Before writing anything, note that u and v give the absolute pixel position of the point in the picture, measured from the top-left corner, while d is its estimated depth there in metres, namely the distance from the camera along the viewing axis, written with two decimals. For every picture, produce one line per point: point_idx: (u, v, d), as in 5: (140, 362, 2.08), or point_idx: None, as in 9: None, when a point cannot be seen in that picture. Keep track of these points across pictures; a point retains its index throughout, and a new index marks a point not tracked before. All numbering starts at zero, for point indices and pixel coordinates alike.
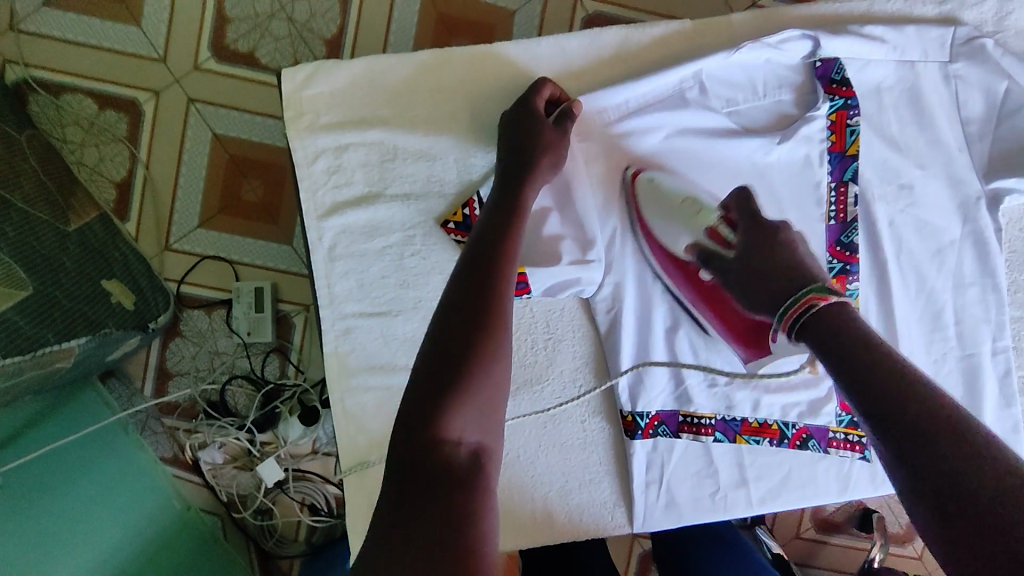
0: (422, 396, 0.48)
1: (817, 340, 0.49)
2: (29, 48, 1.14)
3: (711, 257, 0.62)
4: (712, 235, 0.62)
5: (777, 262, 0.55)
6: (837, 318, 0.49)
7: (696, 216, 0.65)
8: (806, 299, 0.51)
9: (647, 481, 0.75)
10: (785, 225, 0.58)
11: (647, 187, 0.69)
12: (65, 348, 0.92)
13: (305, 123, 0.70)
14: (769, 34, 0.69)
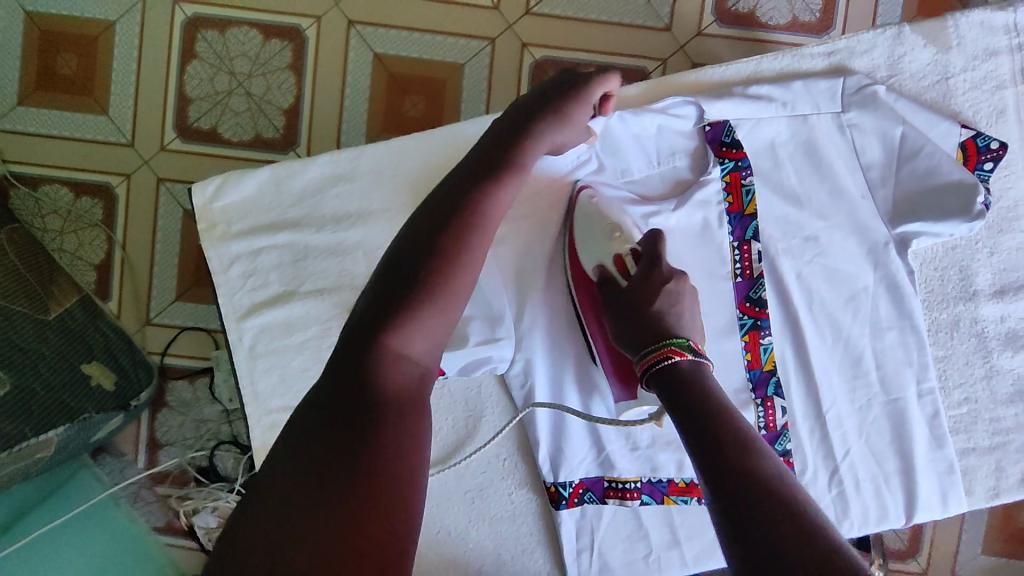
0: (369, 321, 0.49)
1: (663, 389, 0.55)
2: (7, 145, 1.21)
3: (609, 283, 0.65)
4: (617, 262, 0.65)
5: (649, 315, 0.59)
6: (683, 375, 0.54)
7: (612, 238, 0.66)
8: (665, 351, 0.56)
9: (578, 549, 0.76)
10: (677, 278, 0.62)
11: (585, 208, 0.69)
12: (42, 441, 0.97)
13: (218, 234, 0.74)
14: (655, 103, 0.72)
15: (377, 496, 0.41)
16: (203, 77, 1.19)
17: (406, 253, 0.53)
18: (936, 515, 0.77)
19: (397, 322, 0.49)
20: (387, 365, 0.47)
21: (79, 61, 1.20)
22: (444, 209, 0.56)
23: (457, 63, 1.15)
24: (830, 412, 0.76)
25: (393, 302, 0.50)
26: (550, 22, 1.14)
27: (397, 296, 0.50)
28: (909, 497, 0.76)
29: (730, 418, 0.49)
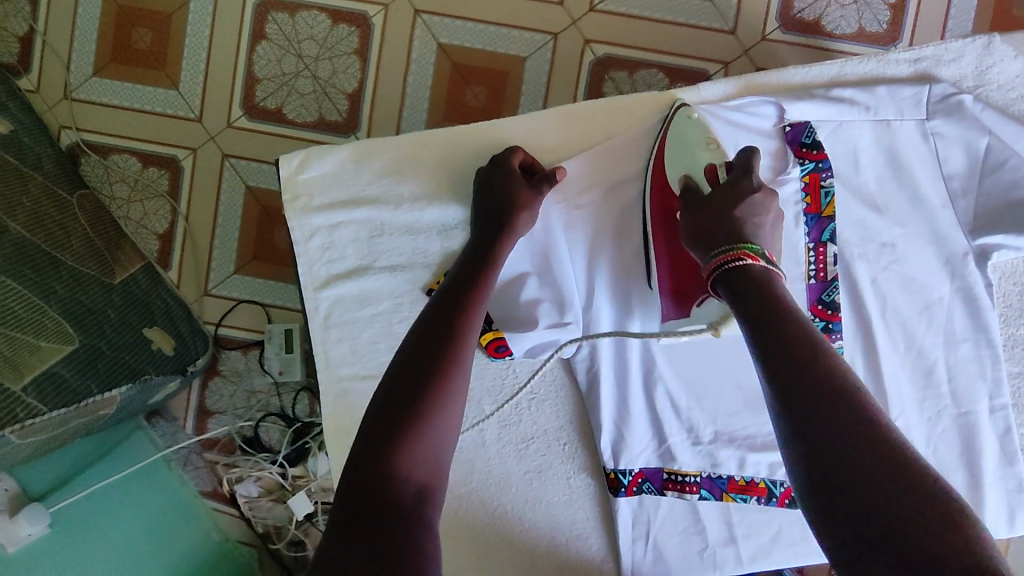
0: (398, 390, 0.54)
1: (735, 296, 0.51)
2: (81, 115, 1.26)
3: (693, 190, 0.62)
4: (709, 171, 0.62)
5: (729, 218, 0.56)
6: (759, 280, 0.51)
7: (709, 148, 0.65)
8: (738, 253, 0.52)
9: (633, 537, 0.77)
10: (767, 189, 0.58)
11: (683, 122, 0.68)
12: (108, 398, 1.00)
13: (301, 205, 0.76)
14: (734, 101, 0.74)
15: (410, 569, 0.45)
16: (271, 58, 1.22)
17: (410, 360, 0.56)
18: (1003, 532, 0.76)
19: (408, 430, 0.52)
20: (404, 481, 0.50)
21: (154, 38, 1.25)
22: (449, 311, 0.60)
23: (521, 55, 1.17)
24: (898, 421, 0.75)
25: (404, 410, 0.52)
26: (614, 19, 1.14)
27: (403, 397, 0.53)
28: (976, 512, 0.76)
29: (802, 331, 0.47)
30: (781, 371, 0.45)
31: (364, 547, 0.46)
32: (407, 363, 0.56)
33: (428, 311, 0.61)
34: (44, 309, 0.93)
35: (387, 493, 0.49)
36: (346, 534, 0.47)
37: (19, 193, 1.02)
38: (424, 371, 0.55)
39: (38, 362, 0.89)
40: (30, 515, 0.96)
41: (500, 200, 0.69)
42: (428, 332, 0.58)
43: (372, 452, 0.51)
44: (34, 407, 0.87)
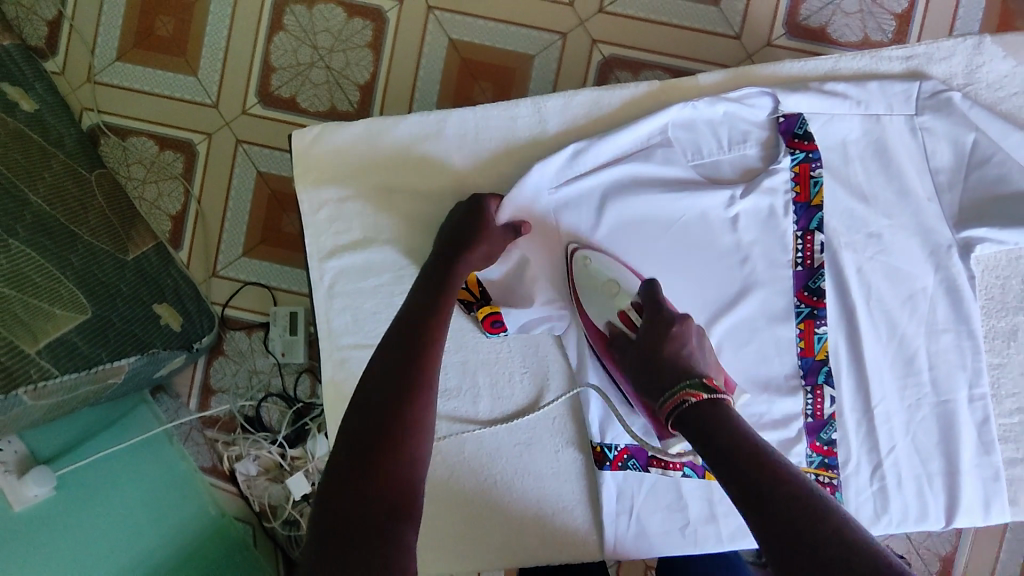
0: (376, 404, 0.60)
1: (688, 433, 0.60)
2: (103, 97, 1.31)
3: (619, 339, 0.71)
4: (623, 318, 0.72)
5: (664, 358, 0.65)
6: (701, 401, 0.60)
7: (614, 296, 0.73)
8: (682, 394, 0.61)
9: (617, 511, 0.79)
10: (682, 318, 0.67)
11: (581, 267, 0.74)
12: (117, 366, 1.03)
13: (310, 178, 0.79)
14: (732, 92, 0.76)
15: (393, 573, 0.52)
16: (287, 49, 1.26)
17: (377, 382, 0.62)
18: (978, 521, 0.78)
19: (386, 454, 0.57)
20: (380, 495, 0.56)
21: (176, 25, 1.29)
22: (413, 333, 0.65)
23: (529, 53, 1.20)
24: (878, 407, 0.78)
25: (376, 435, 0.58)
26: (622, 21, 1.17)
27: (380, 421, 0.59)
28: (952, 499, 0.78)
29: (746, 438, 0.56)
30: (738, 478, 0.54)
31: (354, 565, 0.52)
32: (373, 388, 0.62)
33: (395, 330, 0.66)
34: (61, 279, 0.97)
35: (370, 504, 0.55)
36: (341, 549, 0.53)
37: (41, 168, 1.07)
38: (393, 393, 0.61)
39: (52, 328, 0.92)
40: (36, 477, 0.99)
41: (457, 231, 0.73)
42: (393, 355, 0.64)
43: (352, 472, 0.57)
44: (46, 369, 0.90)
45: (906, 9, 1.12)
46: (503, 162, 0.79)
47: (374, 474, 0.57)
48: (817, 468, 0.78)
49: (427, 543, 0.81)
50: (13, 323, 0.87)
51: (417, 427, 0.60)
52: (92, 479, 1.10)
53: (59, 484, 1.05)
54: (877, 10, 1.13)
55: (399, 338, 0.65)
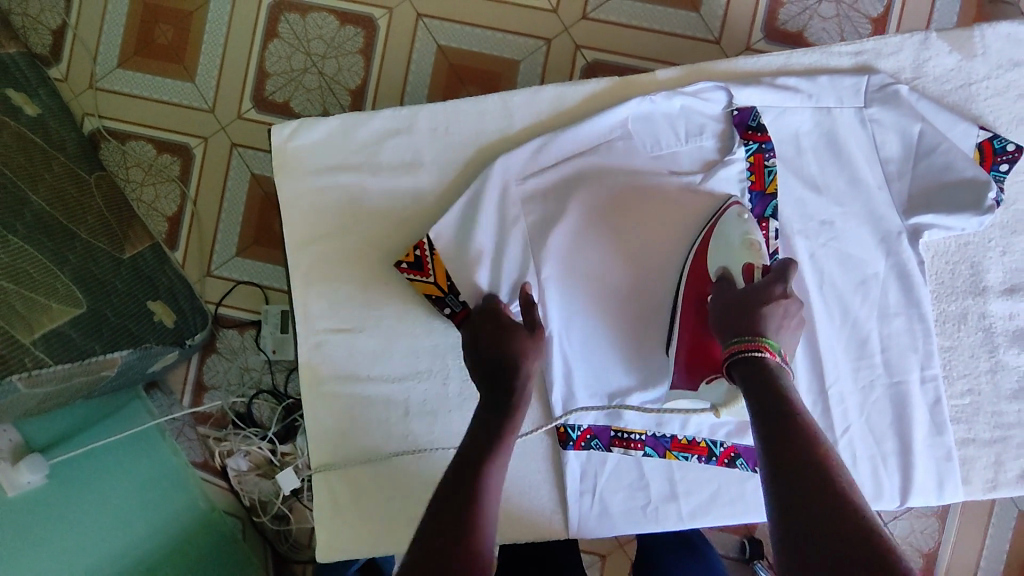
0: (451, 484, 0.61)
1: (745, 377, 0.62)
2: (103, 103, 1.36)
3: (727, 283, 0.71)
4: (746, 270, 0.71)
5: (763, 316, 0.65)
6: (769, 367, 0.62)
7: (750, 251, 0.72)
8: (760, 345, 0.63)
9: (581, 490, 0.82)
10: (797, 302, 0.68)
11: (733, 219, 0.75)
12: (110, 358, 1.05)
13: (289, 169, 0.83)
14: (687, 86, 0.80)
15: None
16: (281, 55, 1.31)
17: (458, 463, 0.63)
18: (931, 500, 0.81)
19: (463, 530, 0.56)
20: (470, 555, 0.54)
21: (175, 34, 1.35)
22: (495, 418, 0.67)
23: (515, 57, 1.25)
24: (833, 388, 0.80)
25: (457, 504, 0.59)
26: (605, 26, 1.22)
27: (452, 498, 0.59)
28: (906, 478, 0.81)
29: (797, 411, 0.58)
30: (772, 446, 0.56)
31: None
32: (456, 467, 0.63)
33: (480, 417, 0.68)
34: (57, 273, 1.00)
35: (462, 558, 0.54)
36: None
37: (43, 170, 1.12)
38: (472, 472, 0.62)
39: (48, 321, 0.95)
40: (30, 463, 1.01)
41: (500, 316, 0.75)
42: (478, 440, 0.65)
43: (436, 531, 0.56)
44: (40, 359, 0.91)
45: (882, 14, 1.17)
46: (473, 154, 0.83)
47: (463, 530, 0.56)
48: None
49: (401, 522, 0.84)
50: (12, 315, 0.89)
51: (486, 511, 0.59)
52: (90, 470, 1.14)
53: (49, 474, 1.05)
54: (854, 15, 1.19)
55: (482, 425, 0.67)
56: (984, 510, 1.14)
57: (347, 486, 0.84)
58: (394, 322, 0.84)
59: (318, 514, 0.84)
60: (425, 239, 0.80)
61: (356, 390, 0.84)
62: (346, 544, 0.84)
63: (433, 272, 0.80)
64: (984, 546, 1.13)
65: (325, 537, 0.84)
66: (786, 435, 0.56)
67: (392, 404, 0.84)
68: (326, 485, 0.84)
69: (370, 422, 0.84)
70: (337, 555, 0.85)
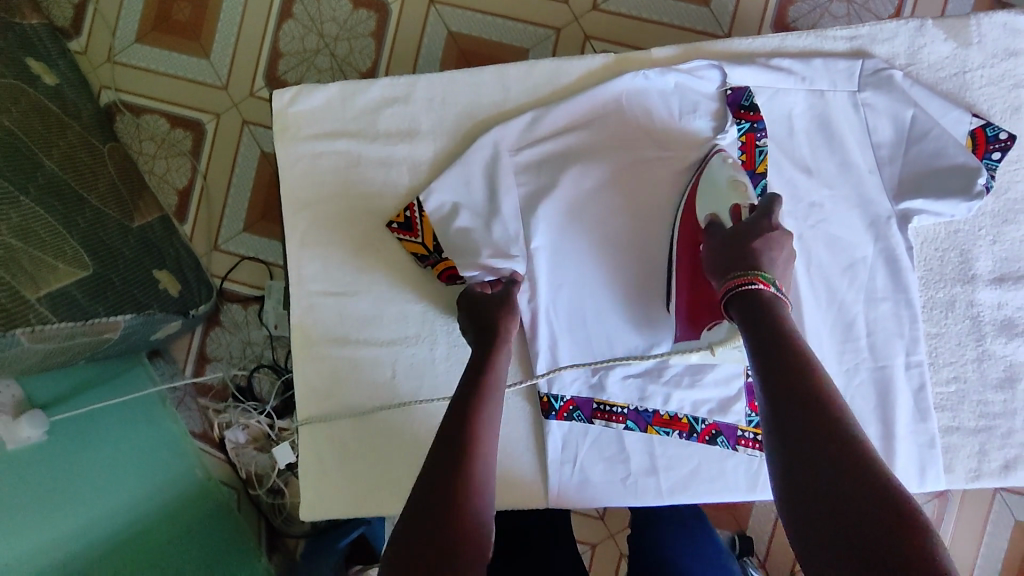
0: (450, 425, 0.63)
1: (744, 314, 0.62)
2: (120, 77, 1.39)
3: (716, 224, 0.71)
4: (733, 211, 0.71)
5: (751, 249, 0.65)
6: (767, 309, 0.61)
7: (734, 193, 0.73)
8: (752, 280, 0.63)
9: (561, 460, 0.83)
10: (785, 232, 0.67)
11: (716, 165, 0.77)
12: (113, 322, 1.05)
13: (289, 134, 0.85)
14: (682, 64, 0.81)
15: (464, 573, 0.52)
16: (295, 35, 1.34)
17: (445, 431, 0.63)
18: (913, 487, 0.81)
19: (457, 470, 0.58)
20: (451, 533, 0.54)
21: (193, 11, 1.38)
22: (474, 392, 0.66)
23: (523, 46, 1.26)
24: None
25: (443, 480, 0.58)
26: (613, 18, 1.23)
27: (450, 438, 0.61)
28: (889, 464, 0.81)
29: (798, 350, 0.57)
30: (777, 407, 0.54)
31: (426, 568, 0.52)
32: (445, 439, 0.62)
33: (465, 383, 0.67)
34: (67, 237, 1.02)
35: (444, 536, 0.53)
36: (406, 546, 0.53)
37: (56, 136, 1.15)
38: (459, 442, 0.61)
39: (53, 280, 0.96)
40: (31, 419, 0.97)
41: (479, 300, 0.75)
42: (460, 411, 0.65)
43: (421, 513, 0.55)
44: (44, 316, 0.92)
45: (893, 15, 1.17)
46: (469, 125, 0.84)
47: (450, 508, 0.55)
48: (752, 427, 0.82)
49: (384, 484, 0.85)
50: (16, 268, 0.90)
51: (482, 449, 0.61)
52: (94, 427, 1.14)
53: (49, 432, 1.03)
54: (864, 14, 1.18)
55: (466, 395, 0.66)
56: (980, 517, 1.12)
57: (333, 446, 0.85)
58: (385, 287, 0.85)
59: (304, 472, 0.86)
60: (416, 201, 0.83)
61: (345, 353, 0.85)
62: (329, 503, 0.86)
63: (422, 232, 0.83)
64: (977, 552, 1.12)
65: (309, 495, 0.86)
66: (792, 396, 0.54)
67: (380, 368, 0.85)
68: (313, 444, 0.86)
69: (358, 384, 0.85)
70: (321, 514, 0.86)
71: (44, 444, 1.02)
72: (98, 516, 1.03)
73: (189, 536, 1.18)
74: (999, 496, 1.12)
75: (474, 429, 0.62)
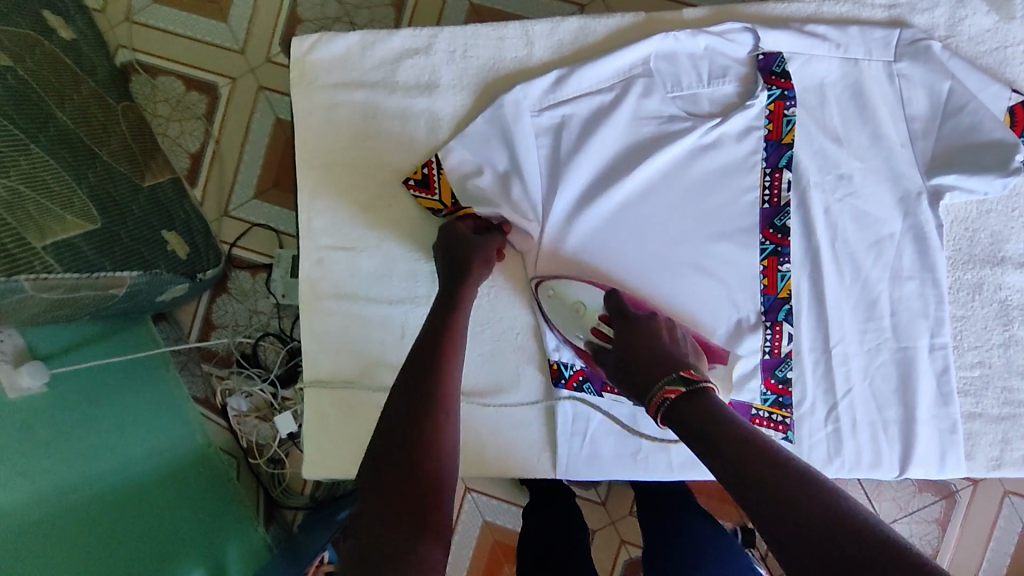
0: (414, 368, 0.68)
1: (678, 422, 0.63)
2: (137, 36, 1.38)
3: (601, 352, 0.75)
4: (597, 333, 0.76)
5: (643, 355, 0.69)
6: (693, 401, 0.63)
7: (582, 317, 0.77)
8: (660, 392, 0.65)
9: (572, 432, 0.82)
10: (649, 316, 0.73)
11: (548, 299, 0.78)
12: (119, 277, 1.02)
13: (306, 83, 0.83)
14: (714, 26, 0.78)
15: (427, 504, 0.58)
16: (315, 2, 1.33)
17: (412, 370, 0.68)
18: (932, 472, 0.79)
19: (423, 411, 0.63)
20: (409, 504, 0.58)
21: None
22: (431, 347, 0.69)
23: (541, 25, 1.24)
24: (837, 348, 0.79)
25: (410, 412, 0.63)
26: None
27: (414, 380, 0.66)
28: (906, 448, 0.79)
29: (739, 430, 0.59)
30: (746, 486, 0.55)
31: (389, 504, 0.58)
32: (400, 402, 0.65)
33: (430, 324, 0.72)
34: (74, 188, 1.00)
35: (403, 501, 0.58)
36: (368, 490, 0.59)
37: (70, 90, 1.13)
38: (415, 406, 0.64)
39: (60, 230, 0.93)
40: (31, 369, 0.93)
41: (467, 236, 0.77)
42: (418, 366, 0.68)
43: (377, 471, 0.60)
44: (50, 264, 0.88)
45: None
46: (489, 84, 0.82)
47: (405, 475, 0.59)
48: (768, 407, 0.79)
49: None
50: (22, 213, 0.87)
51: (446, 386, 0.66)
52: (103, 383, 1.13)
53: (51, 383, 1.00)
54: None
55: (430, 335, 0.71)
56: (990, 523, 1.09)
57: (337, 403, 0.84)
58: (397, 246, 0.83)
59: (306, 429, 0.84)
60: (434, 157, 0.81)
61: (354, 310, 0.84)
62: (331, 461, 0.84)
63: (439, 189, 0.80)
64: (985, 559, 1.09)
65: (311, 453, 0.84)
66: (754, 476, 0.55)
67: (388, 328, 0.84)
68: (317, 401, 0.84)
69: (365, 342, 0.84)
70: (321, 472, 0.85)
71: (46, 395, 0.98)
72: (105, 471, 1.01)
73: (187, 501, 1.16)
74: (1010, 501, 1.09)
75: (441, 369, 0.67)
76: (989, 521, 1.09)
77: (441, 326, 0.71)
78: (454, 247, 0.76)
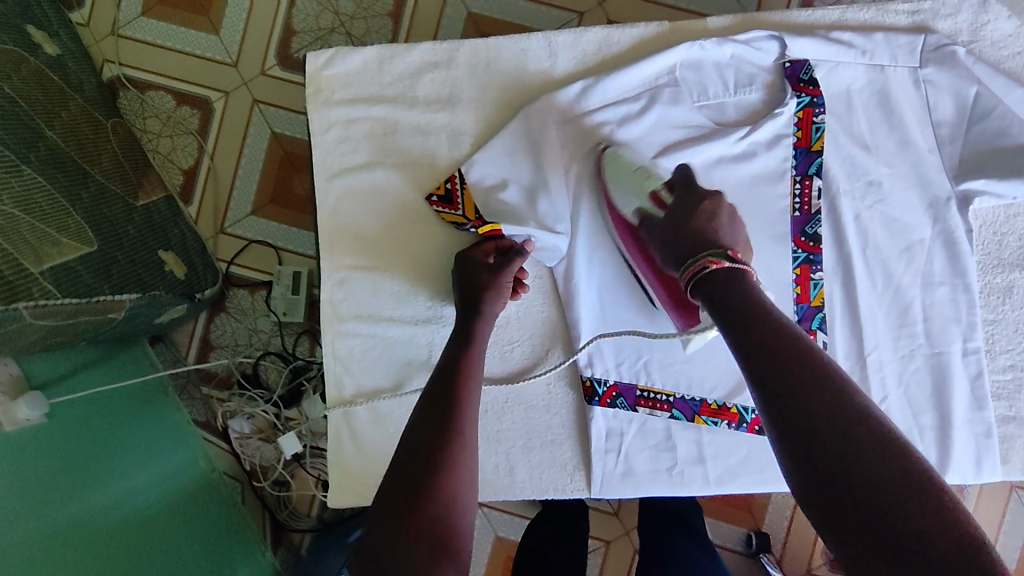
0: (436, 389, 0.65)
1: (708, 297, 0.58)
2: (125, 51, 1.33)
3: (648, 219, 0.70)
4: (654, 199, 0.70)
5: (692, 229, 0.63)
6: (727, 282, 0.58)
7: (645, 181, 0.72)
8: (702, 261, 0.59)
9: (605, 449, 0.80)
10: (716, 195, 0.66)
11: (610, 160, 0.75)
12: (119, 300, 0.97)
13: (322, 99, 0.80)
14: (739, 35, 0.77)
15: (442, 531, 0.54)
16: (309, 13, 1.29)
17: (431, 394, 0.65)
18: (969, 478, 0.78)
19: (443, 433, 0.60)
20: (420, 530, 0.54)
21: None
22: (450, 373, 0.67)
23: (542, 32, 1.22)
24: (872, 355, 0.78)
25: (429, 434, 0.60)
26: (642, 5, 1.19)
27: (435, 402, 0.64)
28: (944, 453, 0.78)
29: (769, 321, 0.53)
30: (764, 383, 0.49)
31: (401, 529, 0.54)
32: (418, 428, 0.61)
33: (450, 350, 0.70)
34: (70, 211, 0.96)
35: (417, 525, 0.54)
36: (379, 514, 0.56)
37: (60, 108, 1.09)
38: (434, 431, 0.60)
39: (57, 254, 0.89)
40: (30, 401, 0.88)
41: (483, 265, 0.75)
42: (438, 393, 0.65)
43: (393, 495, 0.57)
44: (48, 290, 0.84)
45: None
46: (511, 97, 0.81)
47: (417, 499, 0.56)
48: None
49: None
50: (17, 239, 0.83)
51: (469, 409, 0.64)
52: (106, 408, 1.08)
53: (50, 413, 0.94)
54: None
55: (451, 359, 0.69)
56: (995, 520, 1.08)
57: (364, 427, 0.82)
58: (420, 264, 0.81)
59: (330, 455, 0.81)
60: (457, 172, 0.79)
61: (377, 332, 0.81)
62: (358, 488, 0.81)
63: (462, 205, 0.78)
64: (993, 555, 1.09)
65: (335, 481, 0.81)
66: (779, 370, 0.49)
67: (413, 349, 0.81)
68: (342, 425, 0.81)
69: (391, 364, 0.81)
70: (347, 498, 0.82)
71: (45, 426, 0.92)
72: (108, 504, 0.96)
73: (194, 530, 1.11)
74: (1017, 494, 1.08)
75: (464, 392, 0.64)
76: (999, 518, 1.08)
77: (461, 350, 0.69)
78: (467, 277, 0.75)
